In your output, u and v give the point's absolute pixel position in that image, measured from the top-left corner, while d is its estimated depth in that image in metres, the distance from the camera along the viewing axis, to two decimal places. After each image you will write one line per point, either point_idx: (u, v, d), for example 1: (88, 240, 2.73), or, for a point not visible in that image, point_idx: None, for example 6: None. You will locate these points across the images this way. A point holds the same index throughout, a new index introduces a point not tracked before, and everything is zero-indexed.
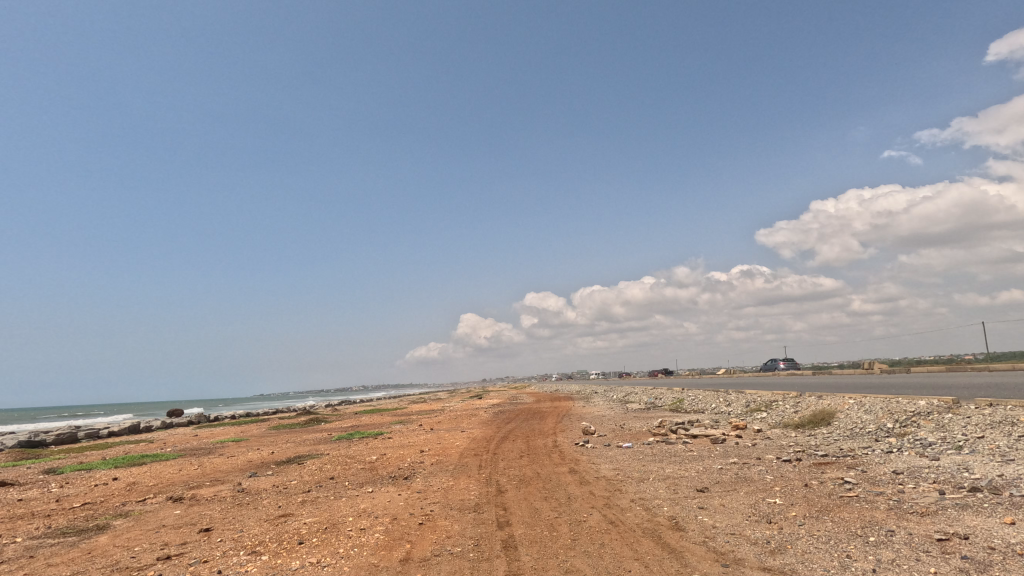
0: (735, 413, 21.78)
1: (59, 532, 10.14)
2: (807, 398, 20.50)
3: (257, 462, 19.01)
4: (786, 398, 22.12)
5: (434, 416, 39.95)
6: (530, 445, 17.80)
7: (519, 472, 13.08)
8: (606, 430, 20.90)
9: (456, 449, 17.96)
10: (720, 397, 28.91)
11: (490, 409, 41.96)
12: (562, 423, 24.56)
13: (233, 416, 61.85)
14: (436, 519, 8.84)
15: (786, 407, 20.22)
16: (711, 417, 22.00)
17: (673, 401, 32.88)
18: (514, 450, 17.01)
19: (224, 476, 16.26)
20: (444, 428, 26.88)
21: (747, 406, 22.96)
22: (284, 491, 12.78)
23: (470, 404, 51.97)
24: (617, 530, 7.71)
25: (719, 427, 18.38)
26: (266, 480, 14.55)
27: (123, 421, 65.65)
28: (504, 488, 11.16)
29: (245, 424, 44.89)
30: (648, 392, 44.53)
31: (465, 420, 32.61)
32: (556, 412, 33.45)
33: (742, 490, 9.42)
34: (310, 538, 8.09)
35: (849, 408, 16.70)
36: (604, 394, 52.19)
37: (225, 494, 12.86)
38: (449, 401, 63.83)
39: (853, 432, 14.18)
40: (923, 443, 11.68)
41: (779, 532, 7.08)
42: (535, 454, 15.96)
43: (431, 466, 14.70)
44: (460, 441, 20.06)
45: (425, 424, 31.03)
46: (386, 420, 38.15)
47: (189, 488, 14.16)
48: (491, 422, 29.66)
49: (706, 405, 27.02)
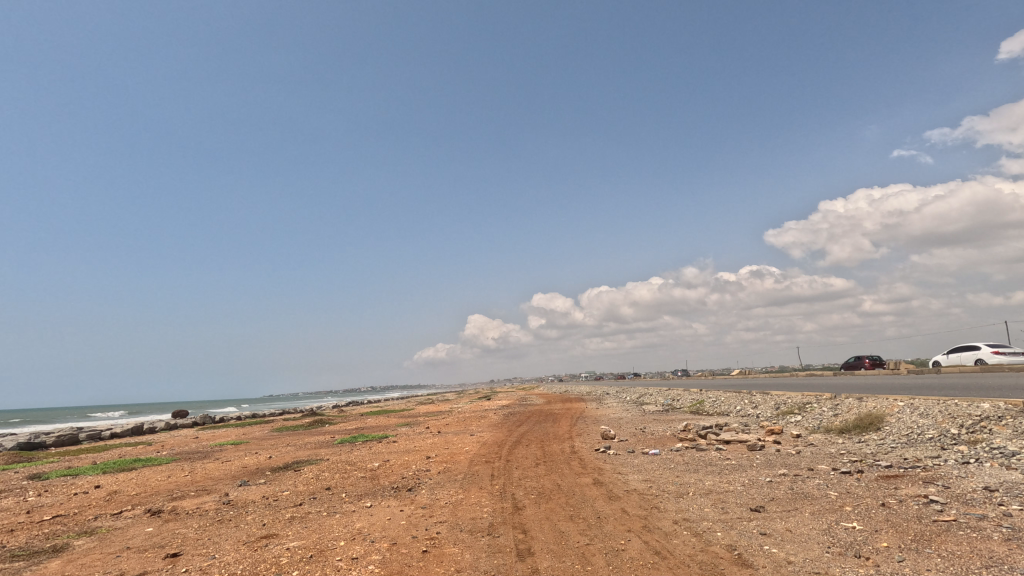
0: (766, 417, 20.23)
1: (8, 556, 8.78)
2: (846, 400, 18.86)
3: (252, 469, 17.66)
4: (821, 401, 20.48)
5: (442, 418, 38.49)
6: (546, 451, 16.39)
7: (537, 484, 11.60)
8: (626, 434, 19.38)
9: (466, 454, 16.58)
10: (744, 399, 27.34)
11: (499, 411, 40.41)
12: (578, 426, 23.10)
13: (238, 417, 60.74)
14: (444, 546, 7.42)
15: (823, 410, 18.61)
16: (740, 421, 20.47)
17: (693, 404, 31.23)
18: (529, 456, 15.61)
19: (212, 484, 14.92)
20: (453, 431, 25.51)
21: (777, 409, 21.39)
22: (273, 504, 11.40)
23: (479, 405, 50.55)
24: (666, 564, 6.24)
25: (752, 432, 16.86)
26: (256, 490, 13.14)
27: (128, 423, 64.83)
28: (521, 504, 9.68)
29: (249, 426, 43.72)
30: (664, 393, 42.82)
31: (474, 422, 31.09)
32: (569, 414, 31.90)
33: (808, 512, 7.89)
34: (291, 571, 6.67)
35: (900, 411, 15.10)
36: (617, 396, 50.46)
37: (208, 508, 11.46)
38: (457, 402, 62.41)
39: (911, 439, 12.63)
40: (1004, 452, 10.12)
41: (878, 572, 5.58)
42: (552, 461, 14.52)
43: (437, 476, 13.25)
44: (469, 446, 18.66)
45: (433, 427, 29.60)
46: (393, 422, 36.81)
47: (171, 500, 12.82)
48: (501, 424, 28.19)
49: (730, 408, 25.47)
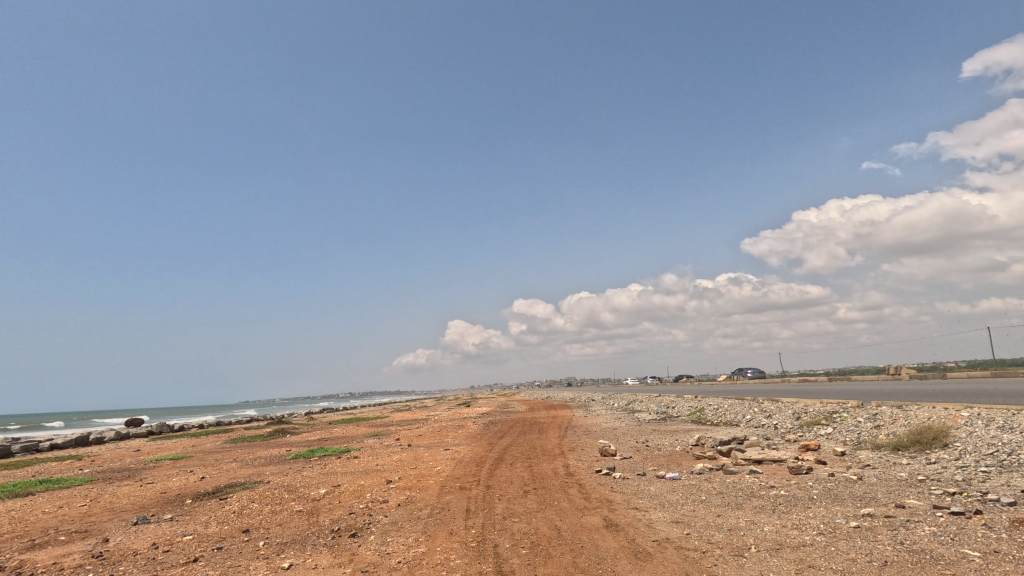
0: (788, 429, 17.47)
1: None
2: (885, 409, 16.10)
3: (169, 497, 14.17)
4: (851, 410, 17.72)
5: (416, 427, 35.18)
6: (535, 474, 13.31)
7: (527, 527, 8.48)
8: (628, 450, 16.40)
9: (436, 477, 13.43)
10: (751, 406, 24.66)
11: (480, 419, 36.88)
12: (569, 439, 20.05)
13: (196, 426, 56.02)
14: None
15: (858, 421, 15.87)
16: (759, 433, 17.67)
17: (692, 411, 28.40)
18: (514, 481, 12.52)
19: (102, 521, 11.41)
20: (424, 444, 22.24)
21: (799, 419, 18.60)
22: (157, 560, 8.07)
23: (456, 413, 47.11)
24: None
25: (783, 449, 14.03)
26: (150, 534, 9.77)
27: (75, 432, 59.71)
28: (508, 568, 6.55)
29: (202, 437, 39.57)
30: (655, 400, 39.94)
31: (451, 433, 27.91)
32: (557, 424, 28.70)
33: None
34: None
35: (969, 424, 12.35)
36: (604, 402, 47.20)
37: (62, 568, 8.07)
38: (432, 409, 58.78)
39: (1006, 461, 9.85)
40: None
41: None
42: (545, 488, 11.42)
43: (394, 513, 10.03)
44: (441, 465, 15.46)
45: (404, 438, 26.34)
46: (362, 432, 33.28)
47: (26, 550, 9.35)
48: (480, 435, 25.05)
49: (738, 417, 22.73)
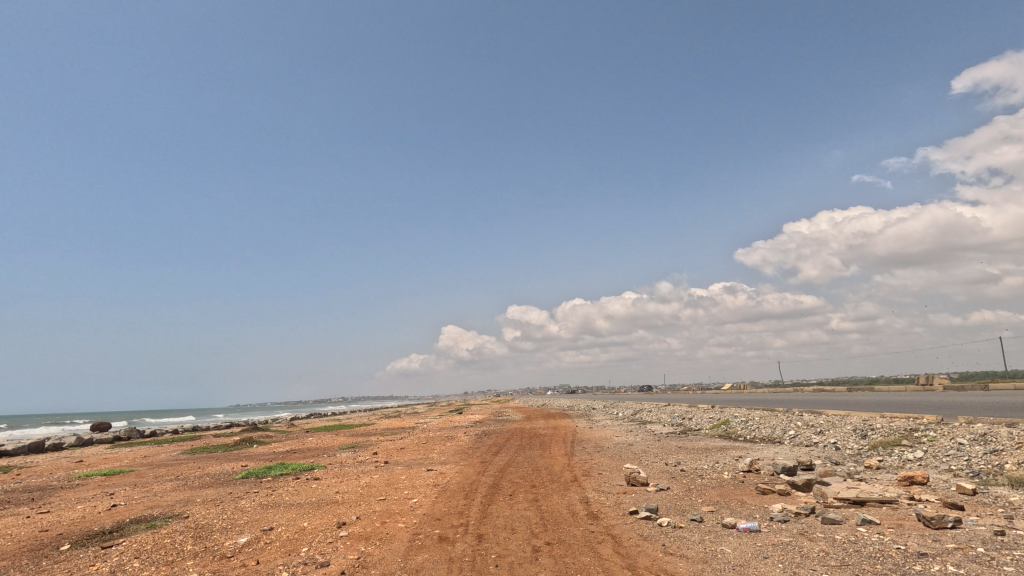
0: (861, 452, 13.77)
1: None
2: (992, 429, 12.52)
3: (42, 540, 10.31)
4: (937, 428, 14.07)
5: (400, 437, 31.20)
6: (543, 516, 9.51)
7: None
8: (662, 478, 12.67)
9: (406, 519, 9.62)
10: (791, 420, 20.90)
11: (471, 429, 32.80)
12: (579, 460, 16.23)
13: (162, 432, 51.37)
14: None
15: (960, 445, 12.22)
16: (823, 457, 13.93)
17: (716, 424, 24.60)
18: (515, 527, 8.76)
19: None
20: (402, 461, 18.39)
21: (869, 439, 14.87)
22: None
23: (447, 421, 43.01)
24: None
25: (879, 484, 10.31)
26: None
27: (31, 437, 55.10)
28: None
29: (158, 446, 35.24)
30: (665, 410, 35.99)
31: (438, 446, 24.04)
32: (560, 437, 24.93)
33: None
34: None
35: None
36: (609, 411, 43.45)
37: None
38: (423, 416, 54.60)
39: None
40: None
41: None
42: (563, 546, 7.67)
43: None
44: (417, 497, 11.64)
45: (381, 453, 22.41)
46: (337, 444, 29.30)
47: None
48: (471, 450, 21.22)
49: (779, 433, 18.98)
